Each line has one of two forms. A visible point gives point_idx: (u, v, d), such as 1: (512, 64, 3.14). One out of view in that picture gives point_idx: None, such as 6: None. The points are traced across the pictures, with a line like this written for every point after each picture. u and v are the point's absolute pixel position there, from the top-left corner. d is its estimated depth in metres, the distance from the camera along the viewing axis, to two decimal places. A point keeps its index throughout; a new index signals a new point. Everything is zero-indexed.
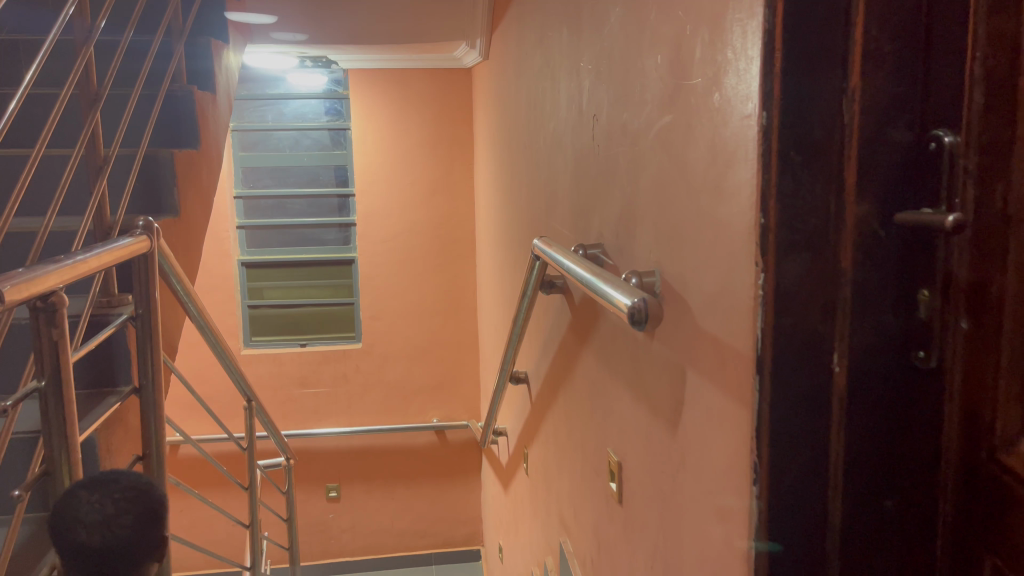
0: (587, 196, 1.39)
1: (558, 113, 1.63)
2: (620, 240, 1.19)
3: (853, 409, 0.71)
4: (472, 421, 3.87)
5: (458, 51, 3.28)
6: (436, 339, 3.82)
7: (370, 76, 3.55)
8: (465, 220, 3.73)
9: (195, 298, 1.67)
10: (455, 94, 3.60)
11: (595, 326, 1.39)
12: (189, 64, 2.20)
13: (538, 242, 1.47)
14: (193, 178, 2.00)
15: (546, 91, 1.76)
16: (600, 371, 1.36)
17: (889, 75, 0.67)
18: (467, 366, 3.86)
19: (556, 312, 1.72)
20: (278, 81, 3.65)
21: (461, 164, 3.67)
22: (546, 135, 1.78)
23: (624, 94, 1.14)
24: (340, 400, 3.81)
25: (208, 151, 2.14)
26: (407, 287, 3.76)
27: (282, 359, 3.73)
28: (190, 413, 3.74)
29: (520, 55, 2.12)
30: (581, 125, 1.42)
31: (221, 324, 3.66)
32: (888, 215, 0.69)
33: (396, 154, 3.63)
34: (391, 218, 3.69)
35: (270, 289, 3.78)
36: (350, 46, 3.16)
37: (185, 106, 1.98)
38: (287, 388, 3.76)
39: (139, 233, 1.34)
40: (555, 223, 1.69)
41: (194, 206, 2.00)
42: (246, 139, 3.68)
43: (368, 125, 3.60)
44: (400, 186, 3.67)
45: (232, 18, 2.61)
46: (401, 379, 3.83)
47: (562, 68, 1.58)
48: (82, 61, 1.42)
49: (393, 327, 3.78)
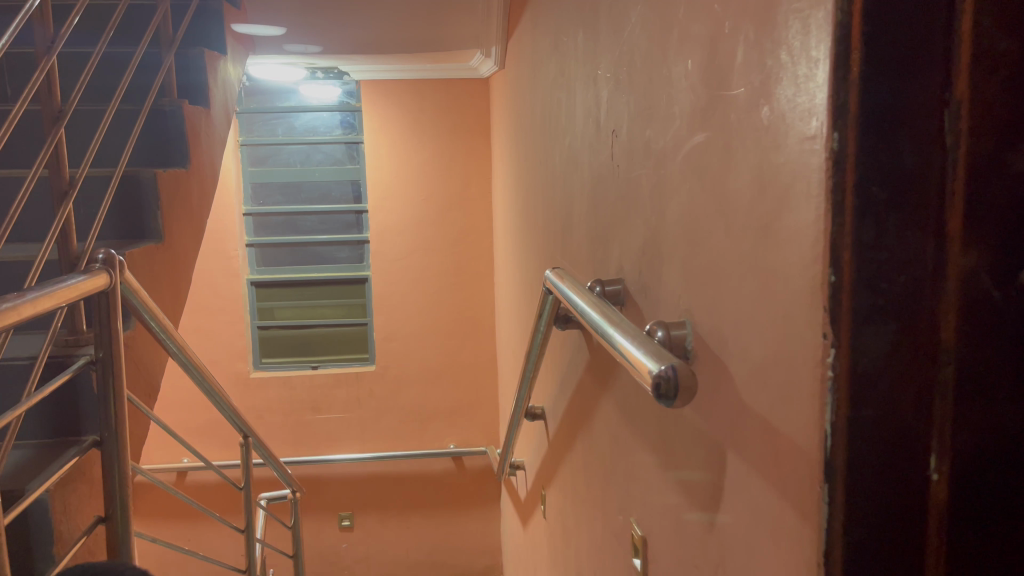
0: (605, 223, 1.22)
1: (575, 127, 1.45)
2: (643, 277, 1.01)
3: (956, 533, 0.52)
4: (490, 446, 3.70)
5: (474, 61, 3.12)
6: (452, 361, 3.65)
7: (384, 87, 3.41)
8: (483, 236, 3.56)
9: (174, 335, 1.50)
10: (472, 105, 3.44)
11: (614, 372, 1.21)
12: (180, 76, 2.06)
13: (551, 274, 1.29)
14: (181, 199, 1.85)
15: (562, 103, 1.59)
16: (620, 426, 1.18)
17: (1010, 77, 0.48)
18: (485, 389, 3.69)
19: (573, 350, 1.55)
20: (289, 93, 3.52)
21: (478, 179, 3.51)
22: (561, 151, 1.60)
23: (648, 107, 0.96)
24: (352, 424, 3.66)
25: (200, 169, 1.99)
26: (422, 307, 3.60)
27: (292, 382, 3.59)
28: (198, 438, 3.60)
29: (535, 64, 1.95)
30: (599, 141, 1.24)
31: (230, 346, 3.52)
32: (1008, 272, 0.50)
33: (410, 168, 3.48)
34: (405, 235, 3.53)
35: (281, 309, 3.65)
36: (360, 56, 3.01)
37: (173, 123, 1.86)
38: (298, 412, 3.61)
39: (97, 268, 1.17)
40: (571, 250, 1.52)
41: (183, 230, 1.86)
42: (255, 153, 3.54)
43: (381, 139, 3.45)
44: (415, 202, 3.51)
45: (234, 28, 2.48)
46: (416, 403, 3.67)
47: (578, 78, 1.40)
48: (40, 73, 1.27)
49: (408, 349, 3.62)
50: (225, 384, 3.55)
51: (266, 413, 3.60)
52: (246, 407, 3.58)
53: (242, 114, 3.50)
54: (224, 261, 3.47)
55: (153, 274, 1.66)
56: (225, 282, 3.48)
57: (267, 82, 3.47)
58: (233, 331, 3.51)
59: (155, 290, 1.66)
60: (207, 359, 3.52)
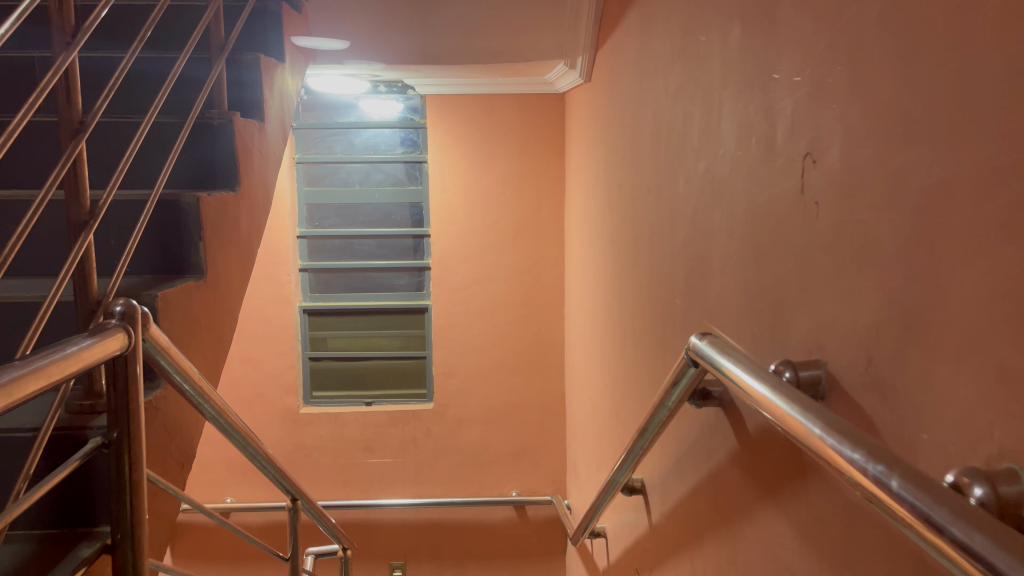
0: (783, 277, 0.90)
1: (718, 148, 1.14)
2: (875, 368, 0.70)
3: None
4: (557, 495, 3.37)
5: (552, 74, 2.84)
6: (517, 401, 3.34)
7: (451, 102, 3.14)
8: (554, 265, 3.25)
9: (212, 397, 1.23)
10: (546, 123, 3.15)
11: (791, 482, 0.89)
12: (232, 88, 1.80)
13: (697, 341, 0.99)
14: (228, 228, 1.59)
15: (692, 118, 1.28)
16: (804, 560, 0.86)
17: None
18: (552, 432, 3.37)
19: (705, 429, 1.22)
20: (349, 108, 3.29)
21: (550, 202, 3.21)
22: (689, 179, 1.30)
23: (903, 124, 0.65)
24: (407, 466, 3.37)
25: (251, 192, 1.72)
26: (485, 343, 3.30)
27: (345, 419, 3.32)
28: (243, 477, 3.34)
29: (643, 75, 1.66)
30: (772, 168, 0.93)
31: (280, 378, 3.26)
32: None
33: (478, 189, 3.19)
34: (470, 263, 3.24)
35: (334, 339, 3.42)
36: (429, 67, 2.72)
37: (224, 139, 1.63)
38: (350, 452, 3.34)
39: (114, 328, 0.89)
40: (708, 305, 1.20)
41: (229, 265, 1.59)
42: (312, 173, 3.31)
43: (447, 158, 3.16)
44: (480, 227, 3.22)
45: (297, 39, 2.23)
46: (477, 446, 3.37)
47: (728, 88, 1.10)
48: (56, 71, 1.01)
49: (470, 386, 3.32)
50: (273, 419, 3.29)
51: (316, 451, 3.33)
52: (295, 444, 3.32)
53: (298, 129, 3.27)
54: (277, 288, 3.22)
55: (192, 319, 1.39)
56: (277, 310, 3.23)
57: (327, 96, 3.25)
58: (284, 362, 3.26)
59: (194, 337, 1.39)
60: (255, 392, 3.26)
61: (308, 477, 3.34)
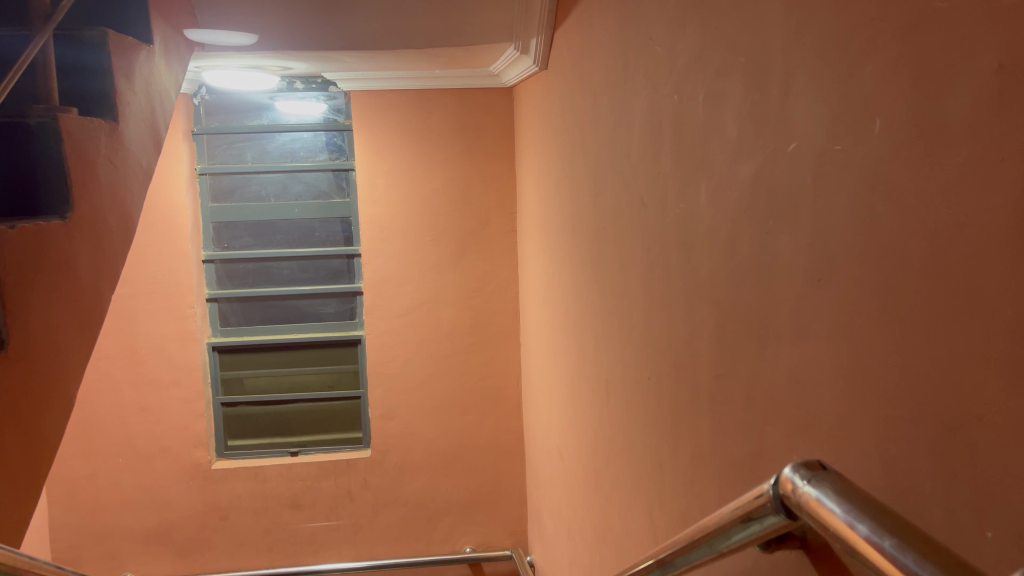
0: (973, 373, 0.49)
1: (783, 143, 0.74)
2: None
3: None
4: (517, 549, 2.93)
5: (498, 64, 2.41)
6: (469, 444, 2.89)
7: (381, 99, 2.68)
8: (507, 286, 2.81)
9: None
10: (493, 121, 2.71)
11: None
12: (76, 76, 1.35)
13: (794, 474, 0.57)
14: (55, 273, 1.11)
15: (725, 100, 0.87)
16: None
17: None
18: (510, 477, 2.93)
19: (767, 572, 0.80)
20: (261, 110, 2.82)
21: (500, 214, 2.77)
22: (719, 188, 0.89)
23: None
24: (343, 525, 2.89)
25: (97, 218, 1.24)
26: (430, 378, 2.84)
27: (266, 474, 2.83)
28: (146, 548, 2.80)
29: (627, 49, 1.25)
30: (937, 170, 0.52)
31: (187, 429, 2.75)
32: None
33: (415, 201, 2.73)
34: (410, 286, 2.77)
35: (253, 380, 2.92)
36: (351, 56, 2.25)
37: (45, 145, 1.15)
38: (274, 511, 2.85)
39: None
40: (767, 378, 0.79)
41: (59, 326, 1.11)
42: (218, 186, 2.82)
43: (377, 165, 2.70)
44: (419, 245, 2.76)
45: (179, 20, 1.77)
46: (424, 497, 2.90)
47: (809, 44, 0.68)
48: None
49: (414, 429, 2.86)
50: (180, 477, 2.78)
51: (233, 513, 2.83)
52: (208, 506, 2.81)
53: (200, 135, 2.76)
54: (179, 323, 2.70)
55: None
56: (180, 349, 2.71)
57: (235, 95, 2.77)
58: (190, 411, 2.75)
59: None
60: (158, 446, 2.75)
61: (224, 543, 2.83)
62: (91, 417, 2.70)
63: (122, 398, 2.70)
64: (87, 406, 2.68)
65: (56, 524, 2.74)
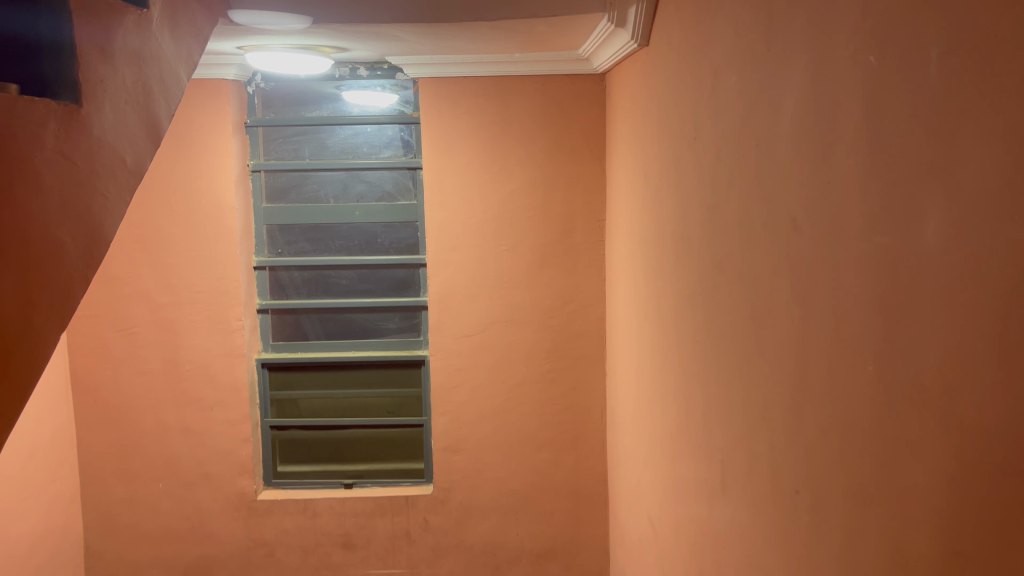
0: None
1: None
2: None
3: None
4: None
5: (588, 44, 2.02)
6: (544, 484, 2.51)
7: (452, 87, 2.32)
8: (592, 305, 2.42)
9: None
10: (581, 113, 2.32)
11: None
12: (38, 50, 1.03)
13: None
14: None
15: (1005, 59, 0.47)
16: None
17: None
18: (591, 525, 2.53)
19: None
20: (322, 100, 2.50)
21: (587, 221, 2.38)
22: (983, 215, 0.49)
23: None
24: (399, 570, 2.56)
25: (34, 233, 0.93)
26: (502, 408, 2.47)
27: (317, 508, 2.53)
28: None
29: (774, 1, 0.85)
30: None
31: (232, 456, 2.48)
32: None
33: (489, 205, 2.37)
34: (481, 302, 2.41)
35: (308, 401, 2.63)
36: (410, 33, 1.89)
37: None
38: (325, 550, 2.54)
39: None
40: None
41: None
42: (274, 185, 2.53)
43: (446, 162, 2.35)
44: (492, 255, 2.39)
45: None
46: (491, 544, 2.54)
47: None
48: None
49: (482, 466, 2.50)
50: (224, 507, 2.51)
51: (281, 549, 2.54)
52: (253, 540, 2.53)
53: (254, 128, 2.47)
54: (226, 337, 2.42)
55: None
56: (226, 365, 2.44)
57: (293, 84, 2.47)
58: (236, 435, 2.47)
59: None
60: (200, 472, 2.48)
61: None
62: (130, 436, 2.46)
63: (163, 416, 2.45)
64: (127, 425, 2.45)
65: (93, 551, 2.52)
